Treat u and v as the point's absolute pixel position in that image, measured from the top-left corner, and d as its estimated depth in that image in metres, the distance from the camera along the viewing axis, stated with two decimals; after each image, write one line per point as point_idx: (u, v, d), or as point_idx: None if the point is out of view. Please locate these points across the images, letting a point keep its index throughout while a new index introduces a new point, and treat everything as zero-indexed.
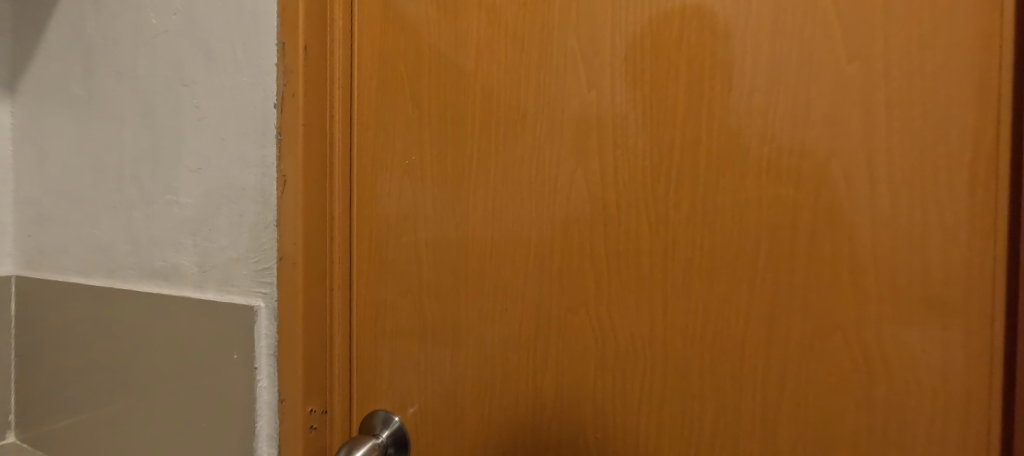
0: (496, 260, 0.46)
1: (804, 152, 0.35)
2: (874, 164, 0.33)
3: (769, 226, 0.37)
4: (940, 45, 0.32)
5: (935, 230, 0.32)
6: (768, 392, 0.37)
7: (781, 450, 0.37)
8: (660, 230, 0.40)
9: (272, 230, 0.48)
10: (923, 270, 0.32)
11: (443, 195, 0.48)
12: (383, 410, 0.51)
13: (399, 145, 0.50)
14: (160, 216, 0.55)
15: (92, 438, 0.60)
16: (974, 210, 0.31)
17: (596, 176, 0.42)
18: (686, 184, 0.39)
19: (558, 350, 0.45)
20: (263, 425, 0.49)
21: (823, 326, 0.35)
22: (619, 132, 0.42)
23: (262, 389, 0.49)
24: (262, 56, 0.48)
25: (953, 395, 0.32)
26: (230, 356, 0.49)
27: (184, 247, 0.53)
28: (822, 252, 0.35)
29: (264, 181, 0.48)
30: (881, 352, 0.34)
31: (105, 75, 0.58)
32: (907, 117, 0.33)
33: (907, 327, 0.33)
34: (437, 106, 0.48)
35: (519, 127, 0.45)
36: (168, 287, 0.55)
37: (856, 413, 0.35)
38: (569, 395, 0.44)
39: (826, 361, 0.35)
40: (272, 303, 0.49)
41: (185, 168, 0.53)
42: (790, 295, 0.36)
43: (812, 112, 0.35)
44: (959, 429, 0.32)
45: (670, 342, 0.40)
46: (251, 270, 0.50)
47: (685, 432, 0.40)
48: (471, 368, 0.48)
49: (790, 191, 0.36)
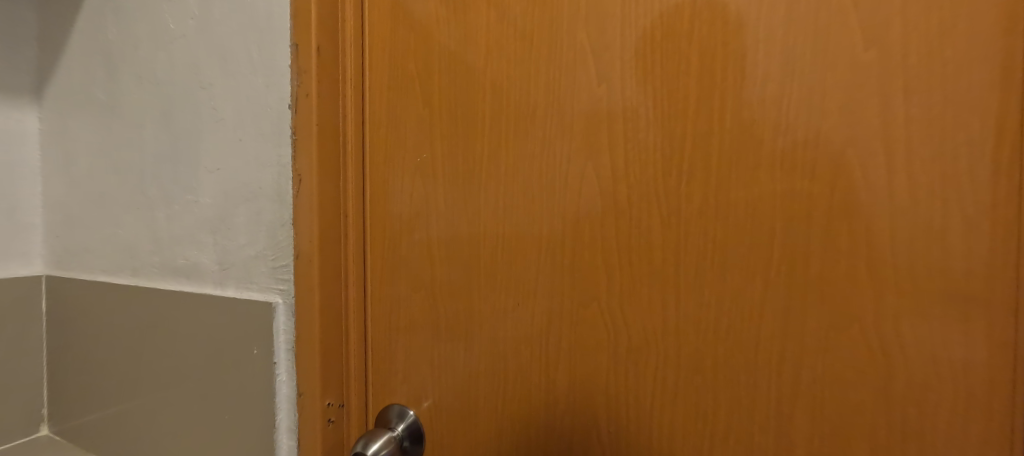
0: (508, 255, 0.47)
1: (818, 142, 0.35)
2: (892, 154, 0.33)
3: (783, 218, 0.36)
4: (961, 30, 0.31)
5: (956, 220, 0.31)
6: (783, 385, 0.37)
7: (796, 443, 0.37)
8: (672, 223, 0.40)
9: (289, 228, 0.49)
10: (944, 261, 0.32)
11: (454, 192, 0.48)
12: (398, 404, 0.52)
13: (411, 141, 0.50)
14: (181, 216, 0.56)
15: (120, 431, 0.63)
16: (995, 199, 0.30)
17: (608, 170, 0.42)
18: (698, 176, 0.39)
19: (570, 344, 0.45)
20: (282, 418, 0.50)
21: (839, 318, 0.35)
22: (630, 126, 0.41)
23: (282, 383, 0.50)
24: (276, 58, 0.49)
25: (975, 387, 0.31)
26: (250, 351, 0.51)
27: (204, 245, 0.55)
28: (838, 244, 0.35)
29: (281, 180, 0.49)
30: (899, 342, 0.33)
31: (125, 80, 0.60)
32: (925, 106, 0.32)
33: (926, 318, 0.32)
34: (448, 103, 0.48)
35: (530, 122, 0.45)
36: (190, 285, 0.56)
37: (874, 406, 0.34)
38: (581, 390, 0.45)
39: (842, 354, 0.35)
40: (289, 300, 0.50)
41: (204, 168, 0.54)
42: (806, 288, 0.36)
43: (826, 102, 0.35)
44: (980, 422, 0.31)
45: (683, 336, 0.40)
46: (269, 267, 0.51)
47: (699, 425, 0.40)
48: (483, 361, 0.48)
49: (804, 184, 0.36)
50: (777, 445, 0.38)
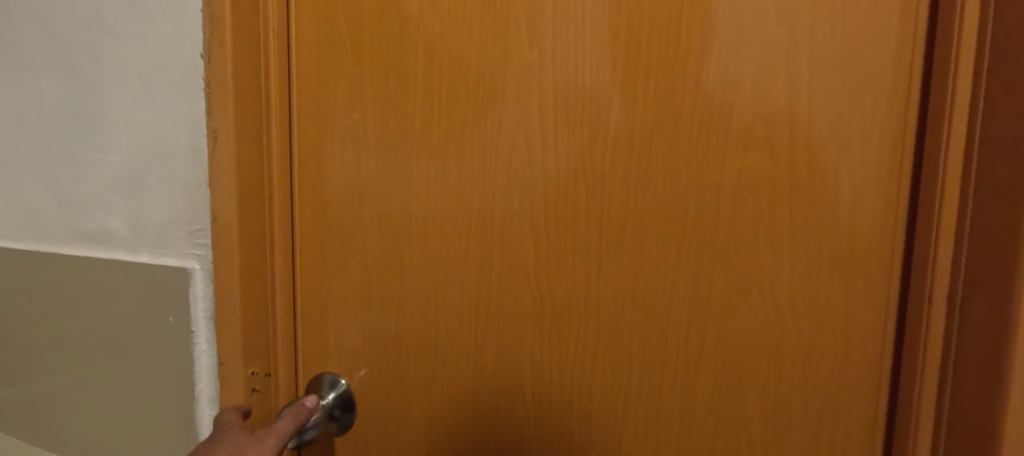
0: (439, 223, 0.46)
1: (732, 116, 0.37)
2: (796, 126, 0.36)
3: (697, 190, 0.38)
4: (863, 13, 0.34)
5: (845, 189, 0.35)
6: (691, 347, 0.40)
7: (700, 401, 0.40)
8: (597, 192, 0.41)
9: (206, 190, 0.46)
10: (834, 231, 0.36)
11: (385, 156, 0.47)
12: (330, 373, 0.51)
13: (342, 102, 0.48)
14: (88, 176, 0.52)
15: (29, 408, 0.59)
16: (879, 173, 0.34)
17: (537, 137, 0.42)
18: (623, 145, 0.40)
19: (498, 312, 0.45)
20: (203, 388, 0.49)
21: (743, 284, 0.38)
22: (561, 93, 0.41)
23: (201, 352, 0.49)
24: (187, 2, 0.45)
25: (852, 345, 0.36)
26: (166, 320, 0.48)
27: (115, 208, 0.51)
28: (745, 213, 0.37)
29: (196, 137, 0.46)
30: (790, 303, 0.37)
31: (18, 21, 0.54)
32: (828, 83, 0.35)
33: (816, 284, 0.36)
34: (380, 63, 0.47)
35: (462, 86, 0.44)
36: (98, 251, 0.52)
37: (767, 364, 0.38)
38: (508, 357, 0.46)
39: (742, 317, 0.38)
40: (208, 266, 0.47)
41: (111, 123, 0.49)
42: (714, 254, 0.38)
43: (741, 74, 0.36)
44: (855, 373, 0.36)
45: (603, 302, 0.42)
46: (186, 232, 0.48)
47: (616, 389, 0.42)
48: (415, 329, 0.48)
49: (717, 156, 0.38)
50: (683, 404, 0.41)
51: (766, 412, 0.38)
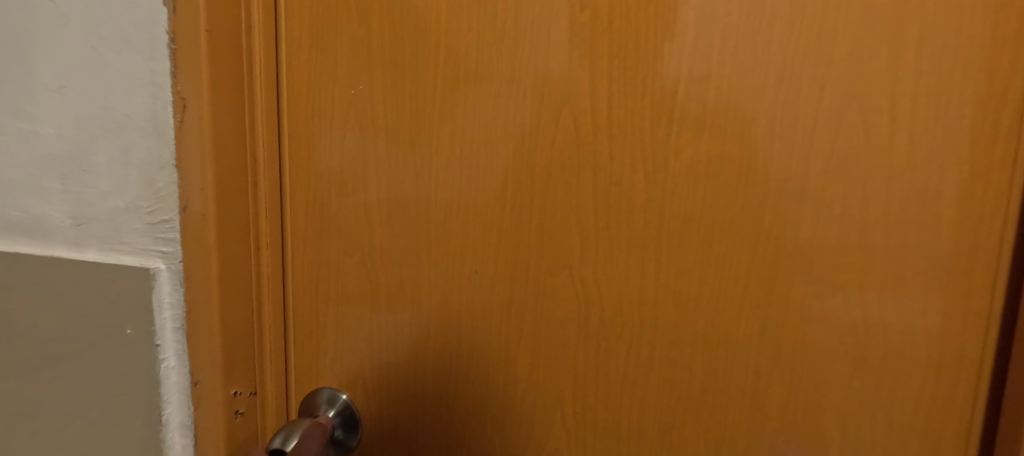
0: (463, 214, 0.39)
1: (823, 94, 0.32)
2: (897, 110, 0.31)
3: (777, 180, 0.33)
4: None
5: (951, 184, 0.30)
6: (763, 357, 0.35)
7: (769, 417, 0.36)
8: (658, 181, 0.35)
9: (172, 172, 0.37)
10: (933, 231, 0.31)
11: (397, 135, 0.40)
12: (327, 388, 0.44)
13: (343, 68, 0.40)
14: (13, 152, 0.41)
15: None
16: (991, 165, 0.30)
17: (585, 115, 0.36)
18: (692, 125, 0.34)
19: (535, 318, 0.39)
20: (172, 412, 0.41)
21: (825, 289, 0.33)
22: (617, 62, 0.35)
23: (170, 370, 0.40)
24: None
25: (947, 357, 0.32)
26: (122, 331, 0.40)
27: (50, 193, 0.41)
28: (834, 209, 0.32)
29: (156, 106, 0.37)
30: (879, 311, 0.33)
31: None
32: (937, 58, 0.30)
33: (908, 292, 0.32)
34: (390, 21, 0.38)
35: (492, 51, 0.37)
36: (29, 246, 0.42)
37: (850, 376, 0.34)
38: (546, 370, 0.40)
39: (823, 326, 0.34)
40: (175, 266, 0.39)
41: (41, 85, 0.39)
42: (795, 254, 0.34)
43: (834, 45, 0.31)
44: (948, 388, 0.32)
45: (660, 308, 0.36)
46: (145, 224, 0.39)
47: (672, 405, 0.37)
48: (433, 338, 0.42)
49: (806, 142, 0.32)
50: (750, 420, 0.36)
51: (845, 430, 0.34)
